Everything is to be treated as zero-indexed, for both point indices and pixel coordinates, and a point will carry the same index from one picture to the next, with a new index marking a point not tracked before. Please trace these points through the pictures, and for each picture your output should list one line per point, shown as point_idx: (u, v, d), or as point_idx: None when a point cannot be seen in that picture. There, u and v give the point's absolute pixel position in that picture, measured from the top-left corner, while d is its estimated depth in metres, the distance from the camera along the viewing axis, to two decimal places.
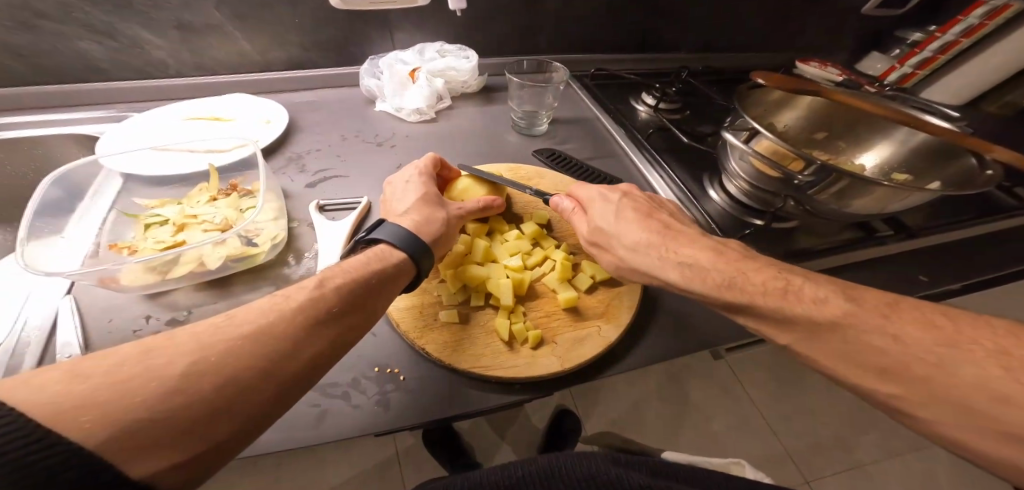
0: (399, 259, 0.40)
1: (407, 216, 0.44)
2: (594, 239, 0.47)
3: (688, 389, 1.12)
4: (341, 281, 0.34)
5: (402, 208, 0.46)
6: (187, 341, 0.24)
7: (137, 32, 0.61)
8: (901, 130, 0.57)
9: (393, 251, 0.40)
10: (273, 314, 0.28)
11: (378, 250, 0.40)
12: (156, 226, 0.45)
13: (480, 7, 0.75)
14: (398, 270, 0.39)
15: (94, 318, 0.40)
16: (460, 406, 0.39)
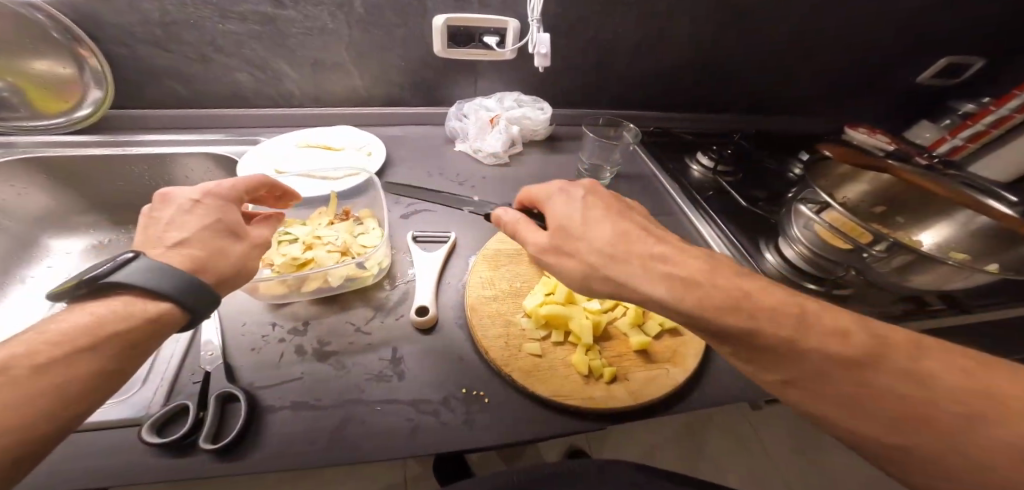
0: (152, 309, 0.30)
1: (194, 251, 0.34)
2: (592, 273, 0.38)
3: (703, 442, 1.11)
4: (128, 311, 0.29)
5: (173, 235, 0.34)
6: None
7: (282, 68, 0.70)
8: (961, 214, 0.60)
9: (135, 305, 0.29)
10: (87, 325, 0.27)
11: (116, 306, 0.29)
12: (286, 243, 0.51)
13: (559, 64, 0.85)
14: (151, 329, 0.29)
15: (228, 319, 0.46)
16: (547, 431, 0.43)
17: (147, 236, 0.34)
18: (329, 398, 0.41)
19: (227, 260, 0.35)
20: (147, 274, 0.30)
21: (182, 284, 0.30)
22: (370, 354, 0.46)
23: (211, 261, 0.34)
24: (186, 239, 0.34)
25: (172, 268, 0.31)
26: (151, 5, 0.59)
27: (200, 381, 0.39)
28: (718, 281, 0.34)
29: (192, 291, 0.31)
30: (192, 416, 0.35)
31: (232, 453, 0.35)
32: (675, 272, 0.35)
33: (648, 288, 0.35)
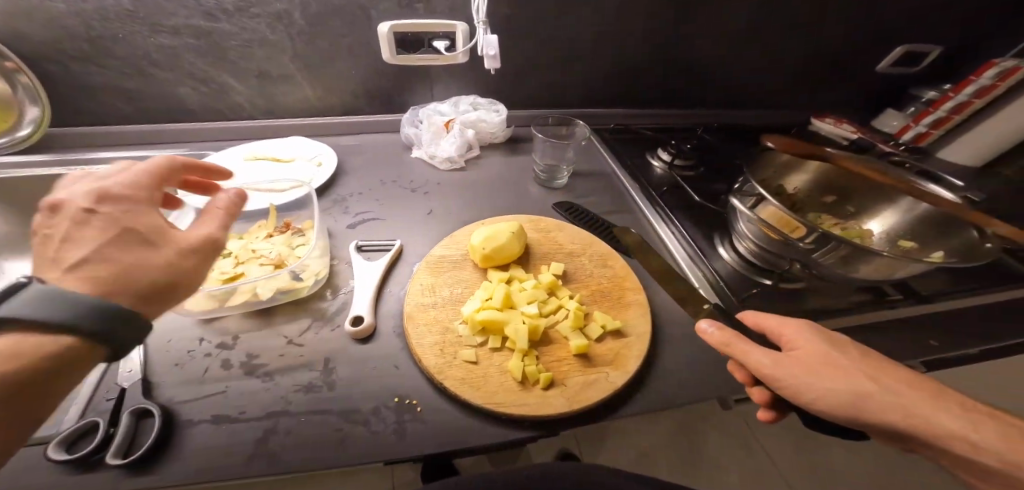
0: (51, 347, 0.25)
1: (108, 267, 0.28)
2: (789, 365, 0.36)
3: (701, 444, 1.11)
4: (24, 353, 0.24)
5: (81, 255, 0.28)
6: None
7: (226, 80, 0.70)
8: (906, 200, 0.59)
9: (30, 343, 0.24)
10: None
11: (2, 345, 0.23)
12: (219, 258, 0.51)
13: (513, 65, 0.84)
14: (50, 368, 0.25)
15: (154, 336, 0.45)
16: (480, 439, 0.42)
17: (51, 257, 0.29)
18: (252, 410, 0.40)
19: (152, 278, 0.29)
20: (38, 307, 0.24)
21: (84, 316, 0.25)
22: (300, 365, 0.45)
23: (134, 281, 0.28)
24: (98, 257, 0.28)
25: (70, 292, 0.25)
26: (74, 21, 0.58)
27: (114, 398, 0.38)
28: (910, 386, 0.34)
29: (102, 318, 0.25)
30: (101, 432, 0.35)
31: (140, 469, 0.34)
32: (884, 380, 0.34)
33: (854, 389, 0.34)
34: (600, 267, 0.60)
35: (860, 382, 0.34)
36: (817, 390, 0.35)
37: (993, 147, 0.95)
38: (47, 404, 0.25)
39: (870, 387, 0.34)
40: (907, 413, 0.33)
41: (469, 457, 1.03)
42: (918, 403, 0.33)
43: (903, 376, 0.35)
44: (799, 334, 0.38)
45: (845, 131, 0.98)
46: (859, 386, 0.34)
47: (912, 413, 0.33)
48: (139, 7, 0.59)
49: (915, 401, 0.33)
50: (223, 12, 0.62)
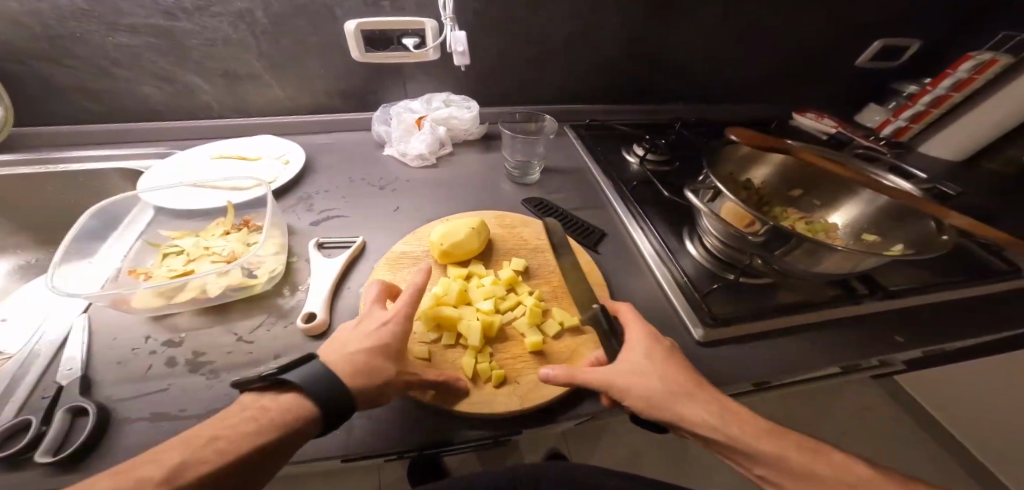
0: (301, 416, 0.33)
1: (353, 353, 0.38)
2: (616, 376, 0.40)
3: (687, 442, 1.13)
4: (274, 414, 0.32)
5: (349, 345, 0.39)
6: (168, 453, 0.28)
7: (192, 79, 0.72)
8: (865, 192, 0.62)
9: (294, 408, 0.33)
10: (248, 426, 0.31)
11: (284, 400, 0.33)
12: (172, 256, 0.52)
13: (485, 62, 0.83)
14: (286, 435, 0.31)
15: (100, 336, 0.45)
16: (428, 437, 0.41)
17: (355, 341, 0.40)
18: (193, 408, 0.40)
19: (373, 375, 0.37)
20: (309, 380, 0.34)
21: (326, 392, 0.33)
22: (247, 363, 0.44)
23: (363, 375, 0.37)
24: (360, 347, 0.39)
25: (332, 375, 0.35)
26: (31, 21, 0.60)
27: (49, 396, 0.38)
28: (706, 392, 0.39)
29: (335, 401, 0.34)
30: (31, 431, 0.34)
31: (70, 466, 0.34)
32: (674, 381, 0.39)
33: (661, 392, 0.38)
34: (562, 263, 0.59)
35: (667, 388, 0.38)
36: (631, 392, 0.39)
37: (974, 141, 0.97)
38: (262, 467, 0.30)
39: (661, 390, 0.38)
40: (687, 415, 0.37)
41: (458, 456, 1.03)
42: (709, 405, 0.37)
43: (691, 377, 0.40)
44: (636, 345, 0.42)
45: (825, 125, 0.98)
46: (655, 390, 0.38)
47: (700, 419, 0.36)
48: (94, 5, 0.60)
49: (705, 404, 0.37)
50: (182, 11, 0.64)
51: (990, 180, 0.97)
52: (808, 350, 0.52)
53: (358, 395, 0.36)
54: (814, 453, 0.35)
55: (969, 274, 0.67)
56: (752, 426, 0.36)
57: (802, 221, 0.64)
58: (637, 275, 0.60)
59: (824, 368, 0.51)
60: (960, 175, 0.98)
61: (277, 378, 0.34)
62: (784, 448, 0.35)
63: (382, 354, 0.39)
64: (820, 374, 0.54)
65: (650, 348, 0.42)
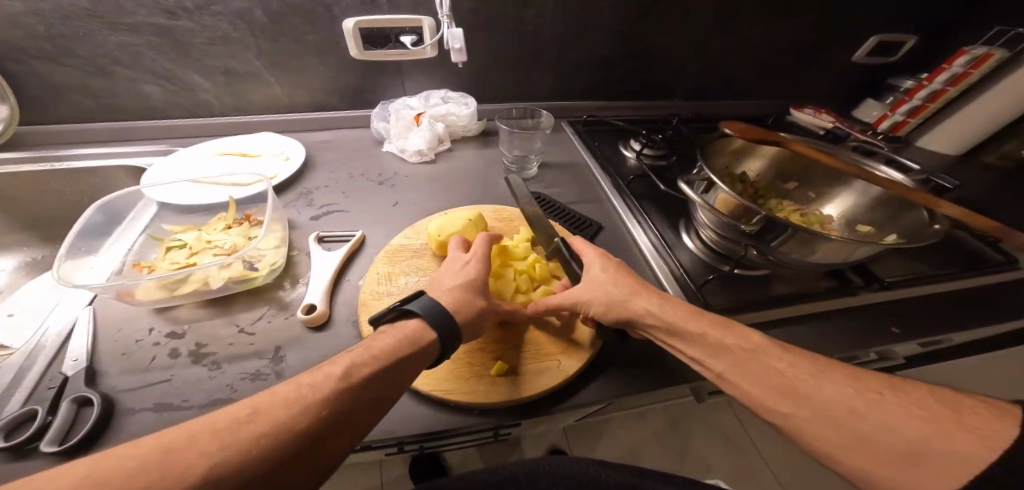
0: (427, 338, 0.40)
1: (453, 289, 0.45)
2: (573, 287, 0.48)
3: (688, 439, 1.14)
4: (402, 336, 0.39)
5: (446, 282, 0.47)
6: (338, 361, 0.35)
7: (191, 77, 0.73)
8: (859, 182, 0.63)
9: (416, 334, 0.40)
10: (388, 344, 0.38)
11: (411, 324, 0.40)
12: (175, 249, 0.53)
13: (481, 59, 0.84)
14: (411, 353, 0.38)
15: (104, 328, 0.46)
16: (427, 425, 0.42)
17: (447, 280, 0.47)
18: (197, 397, 0.41)
19: (469, 307, 0.44)
20: (429, 309, 0.41)
21: (441, 321, 0.40)
22: (249, 353, 0.45)
23: (462, 307, 0.44)
24: (455, 285, 0.46)
25: (443, 307, 0.42)
26: (34, 20, 0.61)
27: (56, 386, 0.39)
28: (646, 289, 0.46)
29: (448, 327, 0.41)
30: (37, 421, 0.35)
31: (76, 456, 0.35)
32: (625, 284, 0.46)
33: (616, 295, 0.45)
34: None
35: (612, 289, 0.46)
36: (581, 300, 0.46)
37: (970, 134, 0.97)
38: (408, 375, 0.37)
39: (613, 291, 0.45)
40: (630, 309, 0.44)
41: (458, 453, 1.04)
42: (644, 298, 0.44)
43: (641, 282, 0.47)
44: (593, 261, 0.50)
45: (822, 120, 0.99)
46: (611, 293, 0.45)
47: (635, 309, 0.44)
48: (95, 6, 0.61)
49: (641, 298, 0.44)
50: (182, 10, 0.64)
51: (988, 174, 0.97)
52: (804, 341, 0.52)
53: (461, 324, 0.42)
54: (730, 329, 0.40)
55: (965, 265, 0.67)
56: (679, 310, 0.43)
57: (798, 213, 0.65)
58: (633, 267, 0.61)
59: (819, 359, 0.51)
60: (957, 169, 0.98)
61: (402, 311, 0.42)
62: (703, 324, 0.41)
63: (473, 290, 0.46)
64: None
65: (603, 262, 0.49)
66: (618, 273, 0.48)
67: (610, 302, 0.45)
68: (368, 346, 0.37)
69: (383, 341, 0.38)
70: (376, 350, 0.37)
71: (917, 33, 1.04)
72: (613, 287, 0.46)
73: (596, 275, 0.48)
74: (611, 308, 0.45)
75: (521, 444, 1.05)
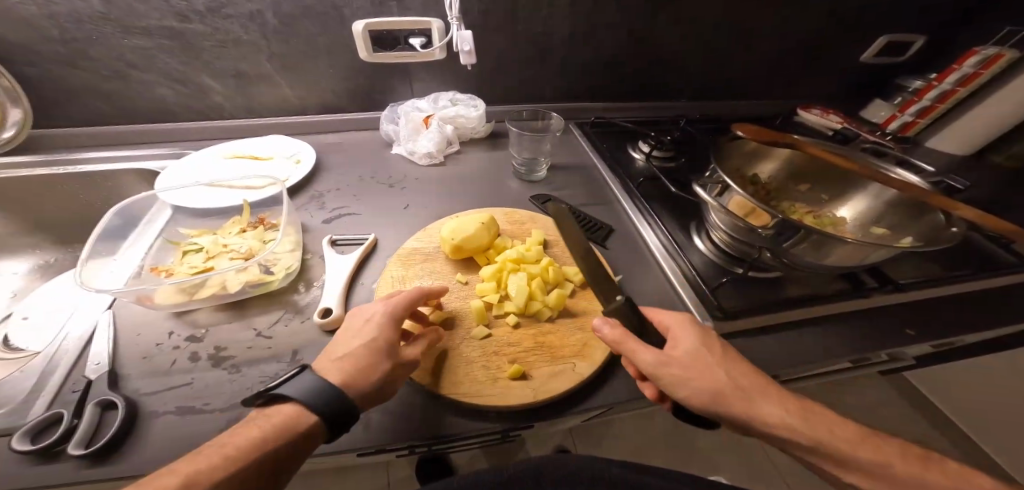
0: (306, 425, 0.33)
1: (346, 358, 0.38)
2: (666, 366, 0.38)
3: (694, 439, 1.14)
4: (279, 423, 0.33)
5: (339, 350, 0.39)
6: (190, 464, 0.28)
7: (202, 79, 0.73)
8: (873, 185, 0.64)
9: (297, 420, 0.33)
10: (258, 436, 0.31)
11: (288, 411, 0.33)
12: (191, 253, 0.54)
13: (490, 61, 0.84)
14: (297, 443, 0.32)
15: (124, 331, 0.47)
16: (445, 429, 0.42)
17: (348, 345, 0.40)
18: (216, 401, 0.41)
19: (371, 377, 0.38)
20: (311, 393, 0.34)
21: (327, 401, 0.34)
22: (267, 357, 0.46)
23: (356, 378, 0.37)
24: (353, 354, 0.39)
25: (329, 386, 0.35)
26: (48, 24, 0.61)
27: (80, 390, 0.39)
28: (754, 381, 0.38)
29: (339, 409, 0.34)
30: (64, 423, 0.35)
31: (101, 459, 0.35)
32: (733, 373, 0.38)
33: (725, 387, 0.37)
34: (572, 258, 0.60)
35: (722, 380, 0.37)
36: (680, 387, 0.38)
37: (982, 135, 0.97)
38: (277, 474, 0.31)
39: (724, 384, 0.37)
40: (751, 410, 0.36)
41: (465, 454, 1.05)
42: (759, 394, 0.37)
43: (746, 369, 0.39)
44: (682, 333, 0.42)
45: (830, 121, 0.99)
46: (719, 383, 0.37)
47: (758, 415, 0.36)
48: (109, 9, 0.61)
49: (756, 393, 0.37)
50: (195, 13, 0.65)
51: (997, 174, 0.97)
52: (817, 343, 0.52)
53: (357, 400, 0.36)
54: (854, 438, 0.36)
55: (979, 267, 0.67)
56: (800, 413, 0.37)
57: (810, 215, 0.65)
58: (645, 270, 0.61)
59: (833, 361, 0.51)
60: (966, 170, 0.98)
61: (273, 395, 0.34)
62: (828, 435, 0.36)
63: (375, 354, 0.39)
64: (832, 367, 0.55)
65: (695, 336, 0.41)
66: (718, 356, 0.40)
67: (720, 396, 0.37)
68: (232, 438, 0.31)
69: (253, 431, 0.32)
70: (245, 445, 0.30)
71: (926, 32, 1.04)
72: (722, 379, 0.37)
73: (693, 354, 0.39)
74: (720, 404, 0.37)
75: (527, 444, 1.06)
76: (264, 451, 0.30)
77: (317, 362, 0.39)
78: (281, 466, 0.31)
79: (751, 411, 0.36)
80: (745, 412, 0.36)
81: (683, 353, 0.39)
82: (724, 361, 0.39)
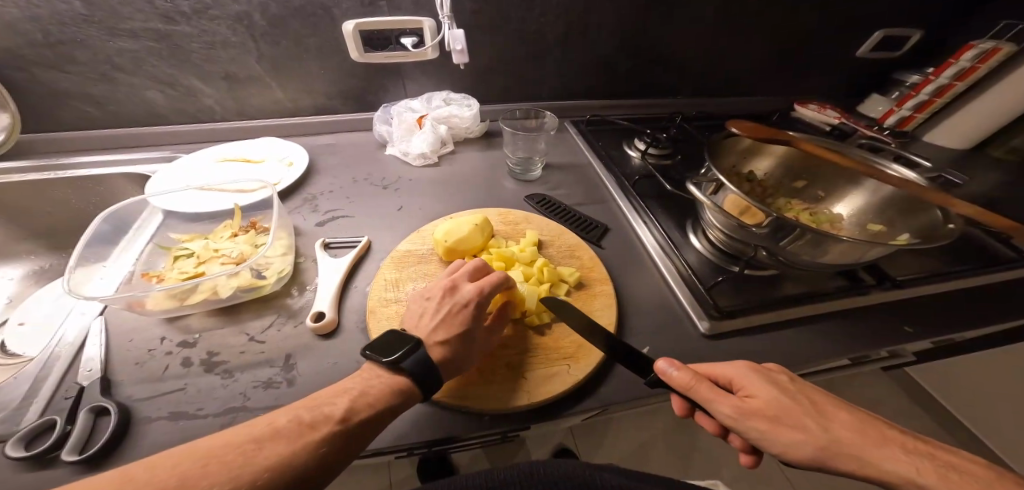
0: (416, 387, 0.38)
1: (449, 344, 0.42)
2: (748, 417, 0.36)
3: (695, 438, 1.14)
4: (398, 377, 0.38)
5: (440, 332, 0.42)
6: (342, 401, 0.34)
7: (192, 82, 0.73)
8: (870, 181, 0.63)
9: (393, 393, 0.36)
10: (386, 388, 0.37)
11: (403, 375, 0.38)
12: (183, 258, 0.54)
13: (483, 60, 0.84)
14: (413, 399, 0.37)
15: (116, 337, 0.46)
16: (440, 433, 0.41)
17: (436, 325, 0.43)
18: (211, 406, 0.40)
19: (466, 360, 0.42)
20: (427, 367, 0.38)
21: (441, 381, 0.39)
22: (260, 362, 0.45)
23: (456, 362, 0.42)
24: (452, 341, 0.42)
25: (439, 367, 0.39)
26: (32, 27, 0.61)
27: (72, 396, 0.39)
28: (845, 424, 0.35)
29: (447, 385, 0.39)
30: (57, 430, 0.35)
31: (94, 466, 0.35)
32: (828, 426, 0.35)
33: (826, 443, 0.34)
34: (567, 258, 0.59)
35: (812, 429, 0.35)
36: (776, 446, 0.35)
37: (981, 128, 0.96)
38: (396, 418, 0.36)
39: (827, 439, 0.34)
40: (870, 468, 0.33)
41: (466, 454, 1.05)
42: (855, 442, 0.34)
43: (841, 416, 0.36)
44: (756, 381, 0.38)
45: (828, 117, 0.98)
46: (818, 439, 0.34)
47: (877, 469, 0.33)
48: (92, 11, 0.61)
49: (852, 441, 0.34)
50: (181, 15, 0.64)
51: (996, 168, 0.97)
52: (812, 341, 0.52)
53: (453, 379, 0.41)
54: (945, 470, 0.32)
55: (977, 262, 0.67)
56: (885, 445, 0.34)
57: (806, 212, 0.65)
58: (640, 269, 0.61)
59: (831, 360, 0.51)
60: (965, 163, 0.97)
61: (397, 364, 0.38)
62: (919, 472, 0.32)
63: (469, 340, 0.43)
64: (830, 365, 0.54)
65: (768, 382, 0.38)
66: (807, 409, 0.36)
67: (823, 451, 0.34)
68: (369, 385, 0.37)
69: (381, 383, 0.37)
70: (380, 391, 0.36)
71: (922, 25, 1.03)
72: (817, 434, 0.35)
73: (776, 407, 0.36)
74: (818, 457, 0.34)
75: (527, 444, 1.06)
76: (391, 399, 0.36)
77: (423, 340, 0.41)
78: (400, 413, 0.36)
79: (866, 466, 0.33)
80: (857, 468, 0.34)
81: (762, 406, 0.36)
82: (814, 412, 0.36)
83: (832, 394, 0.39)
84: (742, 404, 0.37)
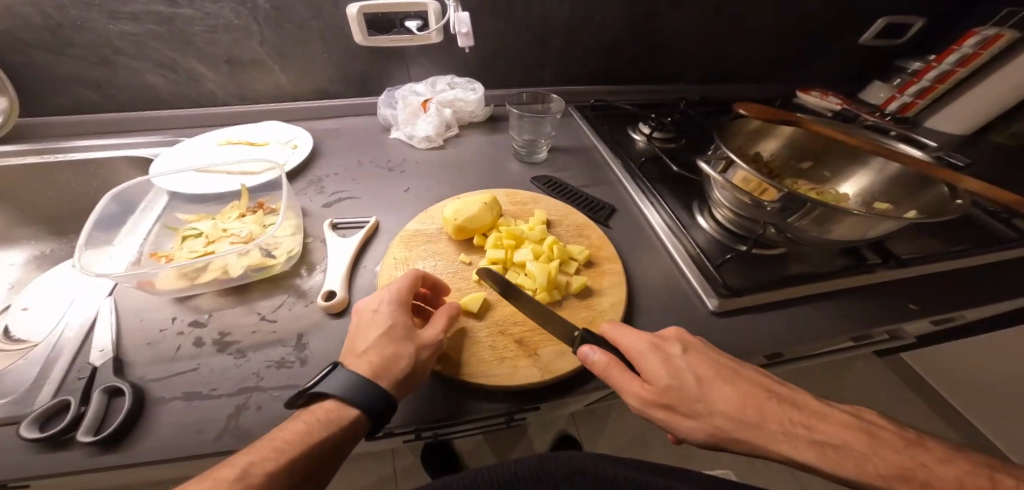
0: (346, 417, 0.35)
1: (366, 354, 0.38)
2: (648, 406, 0.36)
3: None
4: (317, 414, 0.35)
5: (360, 344, 0.40)
6: (246, 455, 0.31)
7: (194, 66, 0.72)
8: (876, 160, 0.64)
9: (343, 409, 0.35)
10: (301, 427, 0.33)
11: (325, 409, 0.35)
12: (191, 238, 0.53)
13: (488, 44, 0.83)
14: (342, 437, 0.34)
15: (127, 317, 0.46)
16: (454, 414, 0.41)
17: (353, 337, 0.41)
18: (224, 387, 0.40)
19: (398, 364, 0.38)
20: (348, 390, 0.35)
21: (366, 397, 0.35)
22: (272, 341, 0.45)
23: (386, 367, 0.38)
24: (368, 347, 0.39)
25: (362, 379, 0.36)
26: (30, 9, 0.59)
27: (85, 377, 0.39)
28: (738, 401, 0.35)
29: (380, 406, 0.35)
30: (71, 411, 0.35)
31: (111, 446, 0.35)
32: (722, 408, 0.35)
33: (717, 425, 0.34)
34: (575, 237, 0.60)
35: (704, 414, 0.34)
36: (672, 430, 0.36)
37: (982, 113, 0.97)
38: (327, 461, 0.33)
39: (719, 423, 0.34)
40: (762, 448, 0.33)
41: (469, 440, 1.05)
42: (746, 424, 0.34)
43: (736, 392, 0.35)
44: (655, 363, 0.37)
45: (830, 103, 0.99)
46: (709, 422, 0.34)
47: (764, 448, 0.33)
48: None
49: (742, 421, 0.34)
50: None
51: (996, 153, 0.98)
52: (817, 320, 0.53)
53: (392, 387, 0.37)
54: (830, 447, 0.32)
55: (977, 242, 0.68)
56: (773, 424, 0.33)
57: (813, 192, 0.65)
58: (648, 248, 0.61)
59: (836, 339, 0.52)
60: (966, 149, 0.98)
61: (315, 393, 0.35)
62: (803, 450, 0.32)
63: (394, 342, 0.39)
64: (833, 345, 0.55)
65: (669, 363, 0.37)
66: (704, 389, 0.35)
67: (718, 436, 0.34)
68: (281, 431, 0.33)
69: (295, 423, 0.34)
70: (293, 436, 0.32)
71: (925, 12, 1.03)
72: (710, 417, 0.34)
73: (670, 394, 0.35)
74: (715, 440, 0.34)
75: (529, 432, 1.07)
76: (311, 438, 0.33)
77: (344, 360, 0.39)
78: (331, 452, 0.33)
79: (759, 448, 0.33)
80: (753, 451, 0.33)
81: (659, 393, 0.35)
82: (707, 392, 0.35)
83: (732, 363, 0.39)
84: (641, 392, 0.36)
